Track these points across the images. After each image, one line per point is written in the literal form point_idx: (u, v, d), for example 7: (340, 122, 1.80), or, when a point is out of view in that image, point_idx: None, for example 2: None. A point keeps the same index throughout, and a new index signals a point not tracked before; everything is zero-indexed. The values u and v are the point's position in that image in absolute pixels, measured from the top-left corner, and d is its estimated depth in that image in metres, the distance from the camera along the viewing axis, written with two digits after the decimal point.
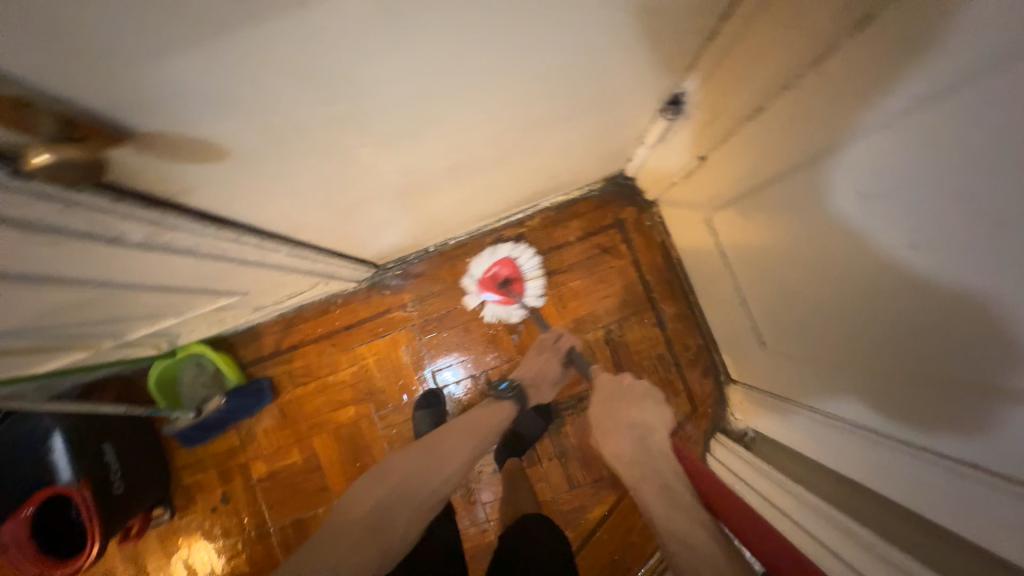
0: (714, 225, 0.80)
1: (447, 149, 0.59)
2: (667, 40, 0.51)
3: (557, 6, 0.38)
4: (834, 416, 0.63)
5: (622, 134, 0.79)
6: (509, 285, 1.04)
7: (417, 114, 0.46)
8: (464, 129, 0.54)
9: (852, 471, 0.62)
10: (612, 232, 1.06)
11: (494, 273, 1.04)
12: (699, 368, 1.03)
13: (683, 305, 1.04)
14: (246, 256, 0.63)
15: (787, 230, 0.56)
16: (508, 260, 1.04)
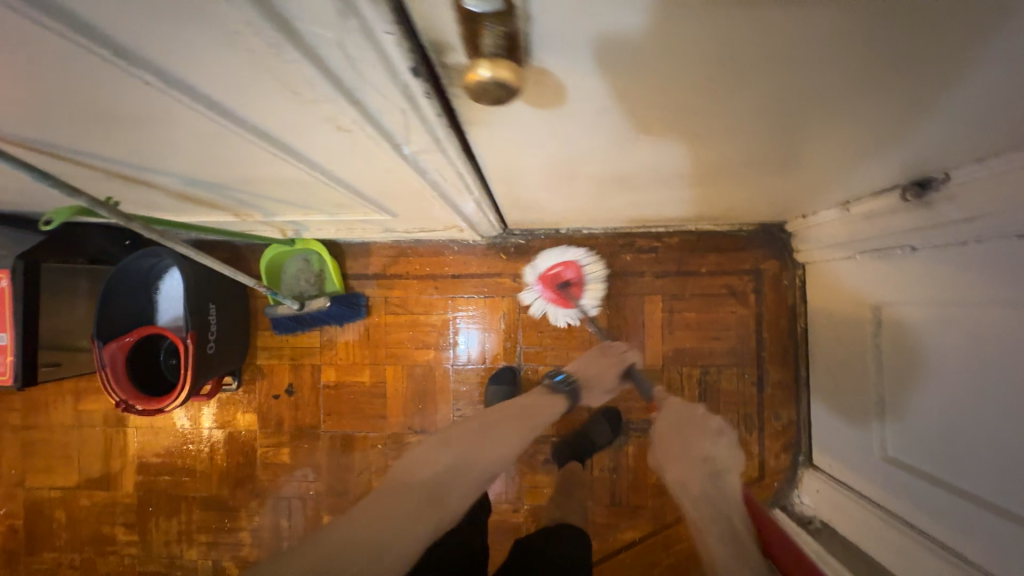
0: (882, 318, 0.76)
1: (693, 157, 0.56)
2: (993, 129, 0.47)
3: (959, 71, 0.36)
4: (929, 535, 0.67)
5: (830, 192, 0.74)
6: (568, 288, 1.02)
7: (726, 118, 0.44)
8: (732, 144, 0.52)
9: None
10: (745, 278, 1.02)
11: (556, 273, 1.01)
12: (780, 440, 1.01)
13: (789, 375, 1.01)
14: (447, 190, 0.62)
15: (976, 362, 0.59)
16: (575, 263, 1.01)
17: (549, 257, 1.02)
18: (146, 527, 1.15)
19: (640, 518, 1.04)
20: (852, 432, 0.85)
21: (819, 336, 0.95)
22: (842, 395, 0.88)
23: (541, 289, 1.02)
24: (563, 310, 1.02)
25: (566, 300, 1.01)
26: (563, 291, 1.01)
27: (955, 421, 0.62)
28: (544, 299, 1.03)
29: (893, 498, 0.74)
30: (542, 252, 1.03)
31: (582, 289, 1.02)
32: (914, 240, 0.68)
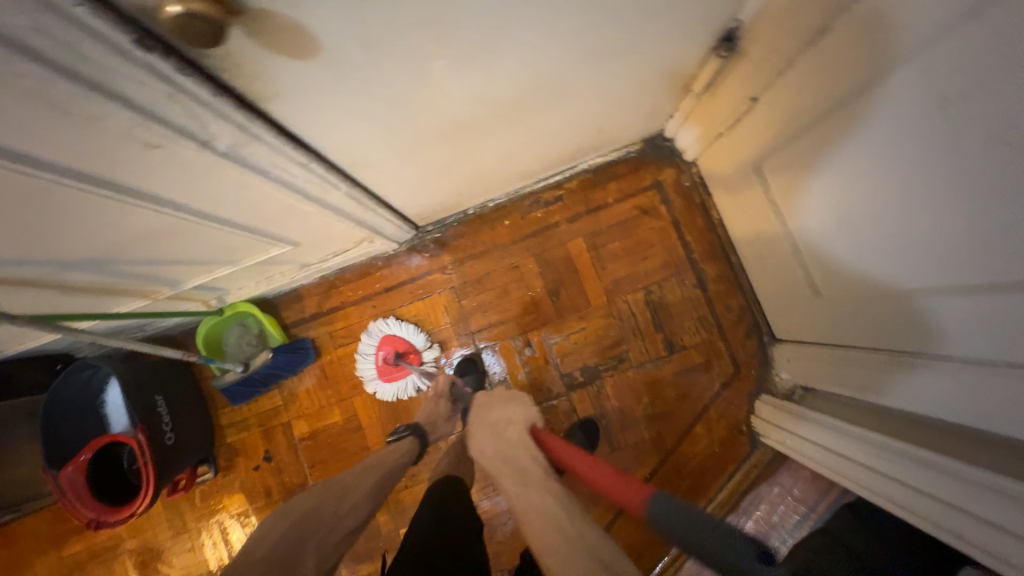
0: (762, 175, 0.79)
1: (508, 85, 0.60)
2: None
3: None
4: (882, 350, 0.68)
5: (670, 82, 0.79)
6: (402, 358, 1.06)
7: (492, 23, 0.48)
8: (532, 57, 0.56)
9: (913, 404, 0.64)
10: (651, 194, 1.05)
11: (383, 356, 1.06)
12: (741, 329, 1.02)
13: (724, 266, 1.03)
14: (309, 191, 0.65)
15: (839, 166, 0.59)
16: (387, 338, 1.06)
17: (367, 341, 1.06)
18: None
19: (643, 453, 1.02)
20: (790, 291, 0.87)
21: (731, 220, 0.98)
22: (768, 263, 0.90)
23: (382, 377, 1.05)
24: (407, 384, 1.06)
25: (401, 372, 1.05)
26: (391, 368, 1.05)
27: (848, 231, 0.63)
28: (380, 383, 1.06)
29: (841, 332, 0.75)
30: (362, 335, 1.07)
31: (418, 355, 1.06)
32: (750, 91, 0.72)
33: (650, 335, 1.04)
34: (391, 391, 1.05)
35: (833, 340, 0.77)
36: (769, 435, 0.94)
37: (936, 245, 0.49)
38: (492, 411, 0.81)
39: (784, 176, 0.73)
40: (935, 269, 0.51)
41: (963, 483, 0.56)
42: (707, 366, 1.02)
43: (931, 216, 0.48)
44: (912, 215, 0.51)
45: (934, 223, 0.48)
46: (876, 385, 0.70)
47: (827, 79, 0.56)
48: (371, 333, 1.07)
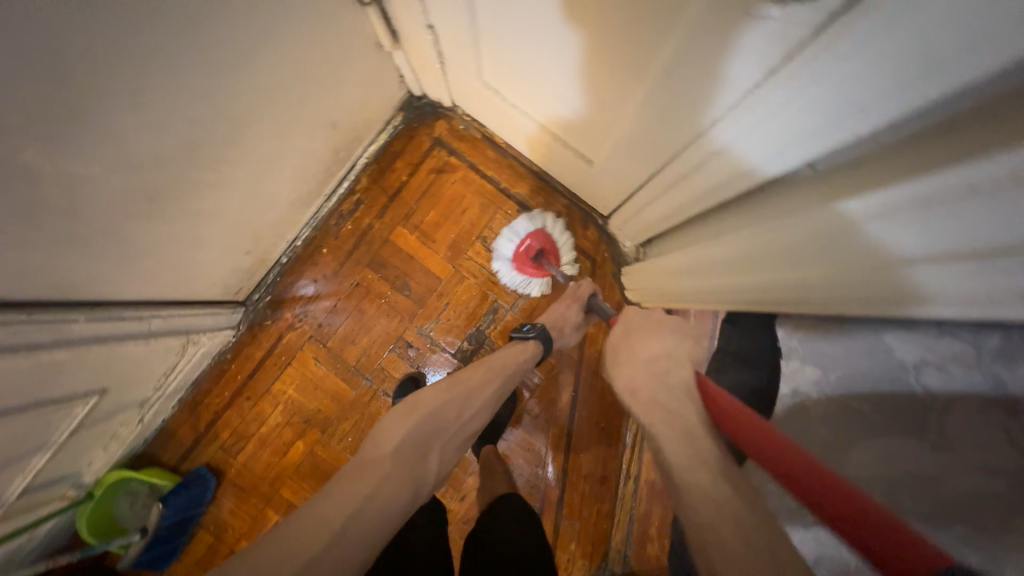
0: (492, 84, 0.83)
1: (162, 136, 0.57)
2: None
3: None
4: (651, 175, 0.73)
5: (358, 50, 0.79)
6: (544, 256, 0.98)
7: (60, 99, 0.44)
8: (158, 103, 0.54)
9: (687, 209, 0.69)
10: (436, 152, 1.06)
11: (527, 246, 0.97)
12: (577, 224, 1.05)
13: (534, 179, 1.06)
14: (35, 341, 0.59)
15: (521, 28, 0.62)
16: (538, 233, 0.98)
17: (510, 235, 0.98)
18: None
19: (561, 377, 1.07)
20: (579, 170, 0.91)
21: (509, 138, 1.00)
22: (553, 157, 0.93)
23: (520, 270, 0.98)
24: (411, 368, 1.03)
25: (542, 271, 0.98)
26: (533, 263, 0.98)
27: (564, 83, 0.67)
28: (504, 256, 0.99)
29: (625, 178, 0.80)
30: (502, 235, 0.99)
31: (557, 256, 0.99)
32: (423, 20, 0.73)
33: None
34: (525, 285, 1.00)
35: (628, 187, 0.82)
36: (640, 300, 0.98)
37: (616, 40, 0.53)
38: (643, 345, 0.62)
39: (503, 66, 0.75)
40: (628, 65, 0.55)
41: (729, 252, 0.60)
42: (568, 272, 1.06)
43: (589, 18, 0.52)
44: (579, 30, 0.55)
45: (604, 23, 0.52)
46: (658, 216, 0.78)
47: None
48: (518, 228, 0.98)
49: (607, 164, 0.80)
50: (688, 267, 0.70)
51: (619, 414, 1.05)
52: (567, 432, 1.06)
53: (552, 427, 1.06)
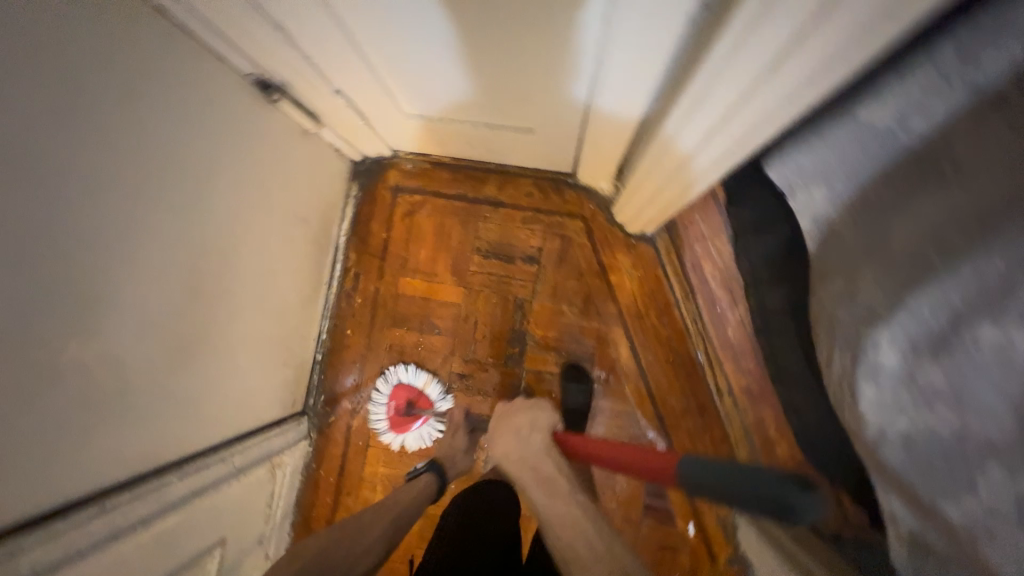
0: (414, 109, 0.87)
1: (171, 286, 0.63)
2: (184, 73, 0.60)
3: (55, 138, 0.45)
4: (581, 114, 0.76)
5: (292, 144, 0.86)
6: (413, 406, 1.06)
7: (78, 288, 0.50)
8: (155, 258, 0.60)
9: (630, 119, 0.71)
10: (400, 199, 1.12)
11: (393, 407, 1.06)
12: (551, 194, 1.08)
13: (494, 176, 1.09)
14: (145, 514, 0.64)
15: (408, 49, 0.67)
16: (399, 388, 1.06)
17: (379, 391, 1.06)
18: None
19: (610, 334, 1.07)
20: (524, 145, 0.95)
21: (454, 153, 1.05)
22: (498, 146, 0.97)
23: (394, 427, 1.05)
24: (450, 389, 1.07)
25: (415, 421, 1.05)
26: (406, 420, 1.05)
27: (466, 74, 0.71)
28: (379, 417, 1.06)
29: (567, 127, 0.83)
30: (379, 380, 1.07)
31: (428, 399, 1.06)
32: (330, 89, 0.79)
33: (514, 270, 1.08)
34: (401, 439, 1.05)
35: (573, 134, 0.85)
36: (640, 227, 1.01)
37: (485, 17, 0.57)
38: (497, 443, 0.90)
39: (413, 91, 0.80)
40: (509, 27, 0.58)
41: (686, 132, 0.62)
42: (566, 240, 1.08)
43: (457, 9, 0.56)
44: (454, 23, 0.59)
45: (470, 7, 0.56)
46: (610, 144, 0.81)
47: (328, 30, 0.64)
48: (386, 384, 1.06)
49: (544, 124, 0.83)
50: (663, 166, 0.72)
51: (680, 341, 1.05)
52: (641, 381, 1.06)
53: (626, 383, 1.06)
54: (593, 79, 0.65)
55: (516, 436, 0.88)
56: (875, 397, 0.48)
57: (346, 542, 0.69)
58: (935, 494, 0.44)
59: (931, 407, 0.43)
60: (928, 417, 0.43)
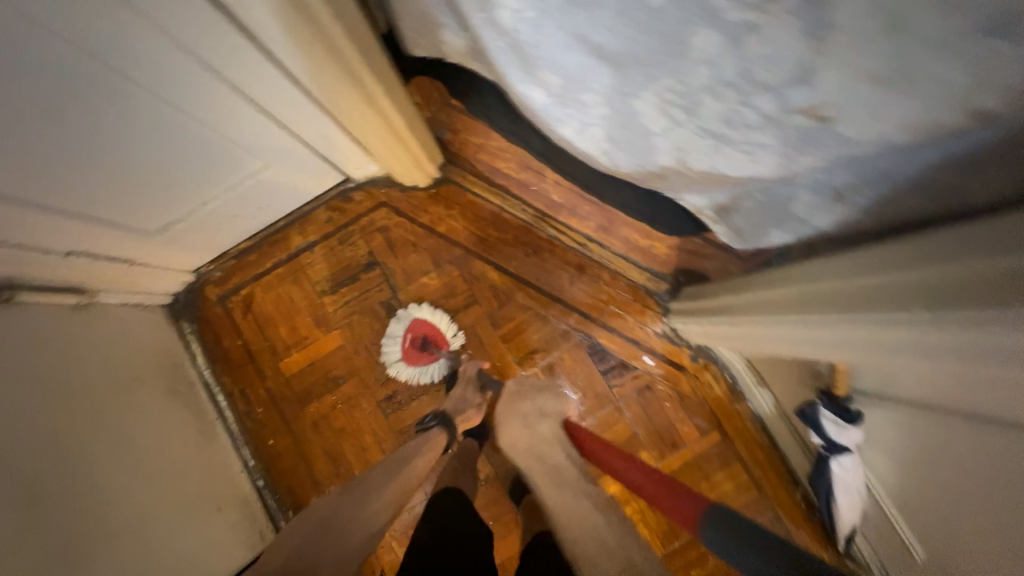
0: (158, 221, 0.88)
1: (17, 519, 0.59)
2: None
3: None
4: (280, 128, 0.82)
5: (72, 334, 0.84)
6: (428, 344, 1.07)
7: None
8: None
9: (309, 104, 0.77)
10: (230, 304, 1.12)
11: (409, 343, 1.07)
12: (344, 205, 1.12)
13: (291, 227, 1.12)
14: None
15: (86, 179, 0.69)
16: (421, 322, 1.08)
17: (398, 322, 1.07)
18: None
19: (474, 271, 1.10)
20: (279, 184, 0.98)
21: (239, 235, 1.07)
22: (259, 201, 1.00)
23: (410, 362, 1.06)
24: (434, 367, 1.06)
25: (428, 359, 1.06)
26: (422, 353, 1.07)
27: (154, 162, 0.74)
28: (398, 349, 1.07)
29: (287, 144, 0.87)
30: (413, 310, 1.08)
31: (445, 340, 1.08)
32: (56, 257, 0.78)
33: (364, 284, 1.11)
34: (415, 374, 1.06)
35: (298, 149, 0.90)
36: (423, 175, 1.07)
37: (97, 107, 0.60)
38: (508, 423, 0.91)
39: (138, 207, 0.82)
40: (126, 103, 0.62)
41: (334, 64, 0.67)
42: (384, 230, 1.12)
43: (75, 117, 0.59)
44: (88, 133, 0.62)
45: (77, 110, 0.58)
46: (314, 128, 0.85)
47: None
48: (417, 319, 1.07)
49: (269, 153, 0.87)
50: (349, 111, 0.79)
51: (527, 232, 1.10)
52: (526, 285, 1.10)
53: (515, 296, 1.09)
54: (240, 92, 0.70)
55: (523, 426, 0.89)
56: (576, 129, 0.59)
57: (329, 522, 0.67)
58: (648, 155, 0.55)
59: (585, 105, 0.53)
60: (594, 113, 0.53)
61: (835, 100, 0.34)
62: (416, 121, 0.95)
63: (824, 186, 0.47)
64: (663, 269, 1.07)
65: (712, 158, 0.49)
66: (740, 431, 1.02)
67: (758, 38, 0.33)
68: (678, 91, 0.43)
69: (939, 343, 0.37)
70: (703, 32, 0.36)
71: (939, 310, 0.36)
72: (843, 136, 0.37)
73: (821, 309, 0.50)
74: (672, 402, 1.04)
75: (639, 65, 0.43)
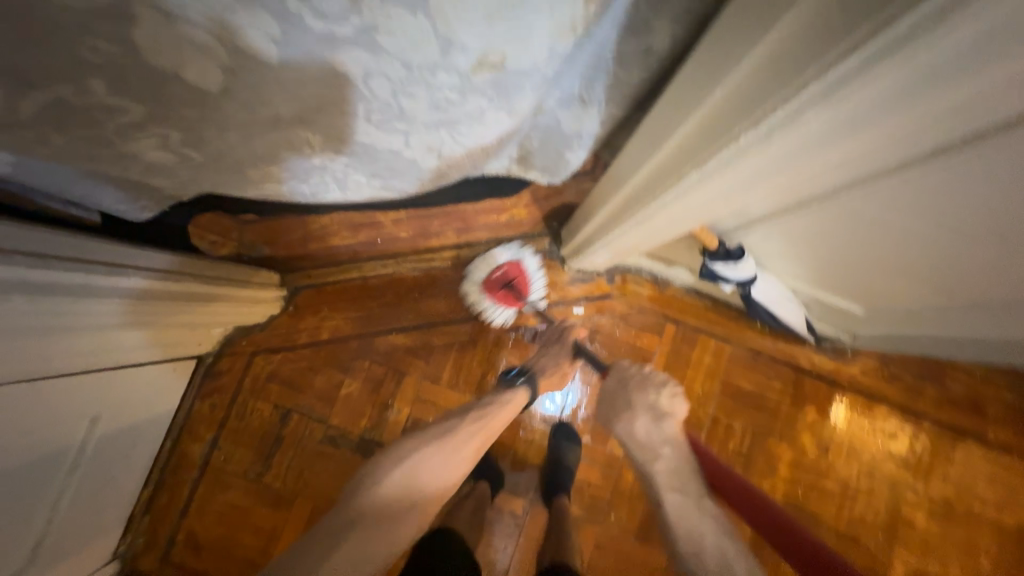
0: (38, 548, 0.71)
1: None
2: None
3: None
4: (87, 369, 0.68)
5: None
6: (513, 288, 1.01)
7: None
8: None
9: (105, 331, 0.65)
10: (175, 557, 0.97)
11: (499, 276, 1.01)
12: (215, 382, 1.00)
13: (181, 440, 0.98)
14: None
15: None
16: (517, 263, 1.02)
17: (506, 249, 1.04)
18: (891, 495, 1.05)
19: (383, 348, 1.04)
20: (134, 414, 0.84)
21: (130, 489, 0.92)
22: (127, 444, 0.85)
23: (494, 299, 1.02)
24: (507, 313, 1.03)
25: (509, 301, 1.02)
26: (506, 294, 1.02)
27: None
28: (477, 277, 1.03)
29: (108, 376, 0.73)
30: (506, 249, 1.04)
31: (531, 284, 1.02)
32: None
33: (293, 437, 1.01)
34: (493, 313, 1.03)
35: (125, 373, 0.77)
36: (269, 302, 0.98)
37: None
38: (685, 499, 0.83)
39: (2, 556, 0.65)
40: None
41: (99, 271, 0.57)
42: (273, 375, 1.01)
43: None
44: None
45: None
46: (122, 346, 0.71)
47: None
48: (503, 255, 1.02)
49: (100, 399, 0.73)
50: (134, 313, 0.67)
51: (402, 281, 1.05)
52: (435, 325, 1.05)
53: (433, 342, 1.05)
54: (21, 374, 0.56)
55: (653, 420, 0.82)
56: (339, 187, 0.55)
57: (417, 475, 0.75)
58: (414, 169, 0.53)
59: (324, 165, 0.49)
60: (337, 165, 0.50)
61: (493, 46, 0.34)
62: (220, 267, 0.85)
63: (567, 98, 0.49)
64: (535, 228, 1.06)
65: (460, 141, 0.47)
66: (684, 310, 1.06)
67: (384, 34, 0.32)
68: (378, 108, 0.41)
69: (725, 179, 0.40)
70: (342, 56, 0.34)
71: (702, 157, 0.39)
72: (527, 69, 0.37)
73: (643, 201, 0.51)
74: (620, 327, 1.06)
75: (329, 111, 0.41)
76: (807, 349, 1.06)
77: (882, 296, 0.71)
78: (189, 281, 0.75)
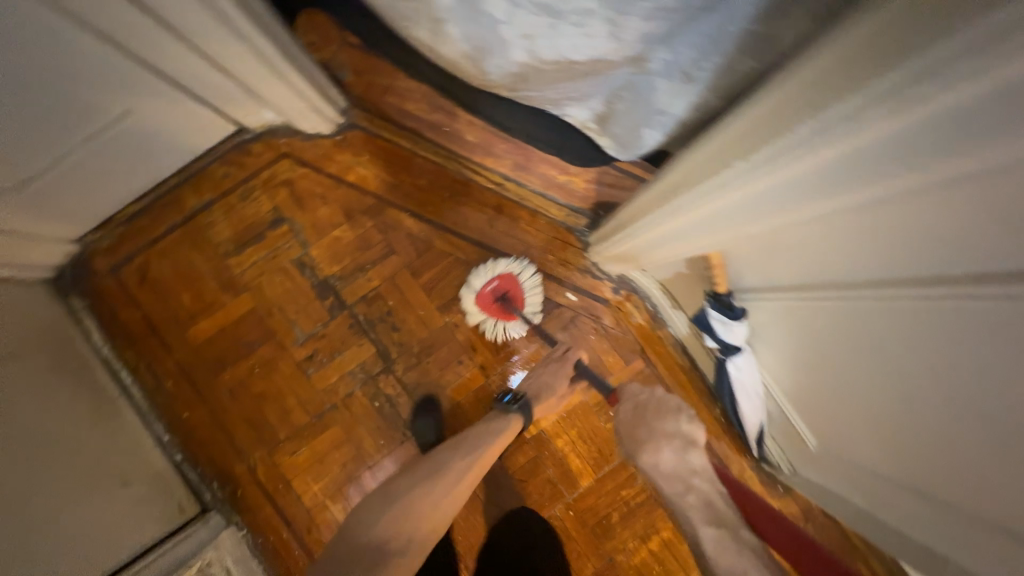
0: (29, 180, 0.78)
1: None
2: None
3: None
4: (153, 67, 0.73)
5: None
6: (508, 301, 1.03)
7: None
8: None
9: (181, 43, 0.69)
10: (123, 273, 1.03)
11: (490, 291, 1.03)
12: (240, 157, 1.04)
13: (185, 185, 1.03)
14: None
15: None
16: (507, 275, 1.03)
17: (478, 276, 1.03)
18: None
19: (390, 220, 1.06)
20: (163, 135, 0.89)
21: (122, 195, 0.98)
22: (142, 155, 0.91)
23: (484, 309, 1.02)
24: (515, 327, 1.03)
25: (508, 313, 1.03)
26: (499, 308, 1.03)
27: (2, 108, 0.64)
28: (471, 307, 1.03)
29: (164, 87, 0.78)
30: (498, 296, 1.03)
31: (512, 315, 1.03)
32: None
33: (273, 243, 1.05)
34: (495, 330, 1.03)
35: (182, 98, 0.82)
36: (322, 122, 1.01)
37: None
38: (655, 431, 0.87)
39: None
40: None
41: None
42: (288, 182, 1.05)
43: None
44: None
45: None
46: (191, 71, 0.76)
47: None
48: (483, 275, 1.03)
49: (144, 101, 0.78)
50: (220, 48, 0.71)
51: (440, 176, 1.06)
52: (444, 230, 1.07)
53: (433, 243, 1.06)
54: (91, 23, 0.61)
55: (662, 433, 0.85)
56: (431, 27, 0.56)
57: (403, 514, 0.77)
58: (502, 51, 0.53)
59: None
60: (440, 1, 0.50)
61: None
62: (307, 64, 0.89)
63: (672, 67, 0.48)
64: (581, 204, 1.05)
65: (556, 41, 0.48)
66: (661, 357, 1.05)
67: None
68: None
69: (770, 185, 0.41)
70: None
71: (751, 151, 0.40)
72: None
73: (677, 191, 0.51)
74: (597, 335, 1.06)
75: None
76: (744, 461, 1.03)
77: (839, 435, 0.69)
78: (278, 57, 0.78)
